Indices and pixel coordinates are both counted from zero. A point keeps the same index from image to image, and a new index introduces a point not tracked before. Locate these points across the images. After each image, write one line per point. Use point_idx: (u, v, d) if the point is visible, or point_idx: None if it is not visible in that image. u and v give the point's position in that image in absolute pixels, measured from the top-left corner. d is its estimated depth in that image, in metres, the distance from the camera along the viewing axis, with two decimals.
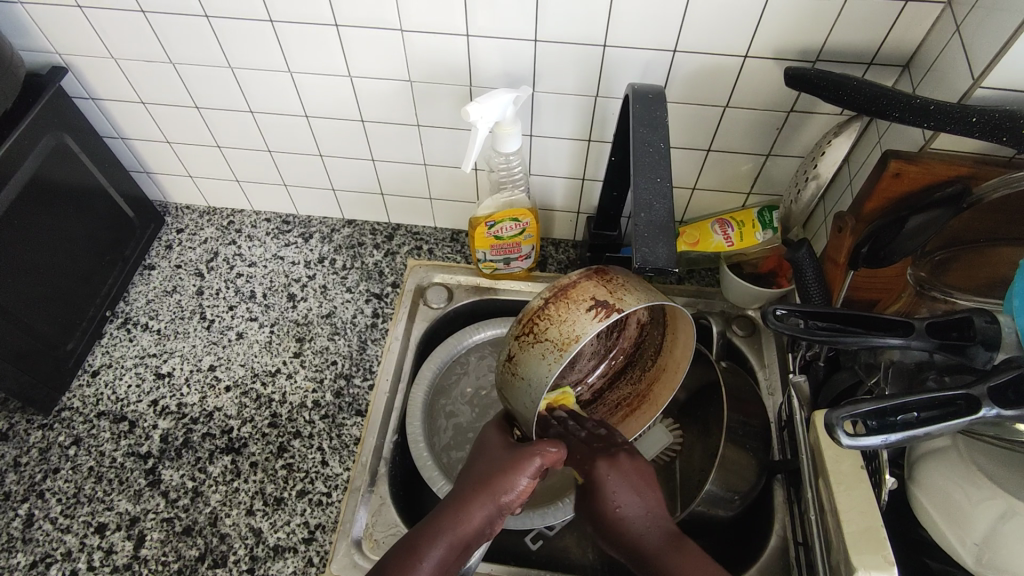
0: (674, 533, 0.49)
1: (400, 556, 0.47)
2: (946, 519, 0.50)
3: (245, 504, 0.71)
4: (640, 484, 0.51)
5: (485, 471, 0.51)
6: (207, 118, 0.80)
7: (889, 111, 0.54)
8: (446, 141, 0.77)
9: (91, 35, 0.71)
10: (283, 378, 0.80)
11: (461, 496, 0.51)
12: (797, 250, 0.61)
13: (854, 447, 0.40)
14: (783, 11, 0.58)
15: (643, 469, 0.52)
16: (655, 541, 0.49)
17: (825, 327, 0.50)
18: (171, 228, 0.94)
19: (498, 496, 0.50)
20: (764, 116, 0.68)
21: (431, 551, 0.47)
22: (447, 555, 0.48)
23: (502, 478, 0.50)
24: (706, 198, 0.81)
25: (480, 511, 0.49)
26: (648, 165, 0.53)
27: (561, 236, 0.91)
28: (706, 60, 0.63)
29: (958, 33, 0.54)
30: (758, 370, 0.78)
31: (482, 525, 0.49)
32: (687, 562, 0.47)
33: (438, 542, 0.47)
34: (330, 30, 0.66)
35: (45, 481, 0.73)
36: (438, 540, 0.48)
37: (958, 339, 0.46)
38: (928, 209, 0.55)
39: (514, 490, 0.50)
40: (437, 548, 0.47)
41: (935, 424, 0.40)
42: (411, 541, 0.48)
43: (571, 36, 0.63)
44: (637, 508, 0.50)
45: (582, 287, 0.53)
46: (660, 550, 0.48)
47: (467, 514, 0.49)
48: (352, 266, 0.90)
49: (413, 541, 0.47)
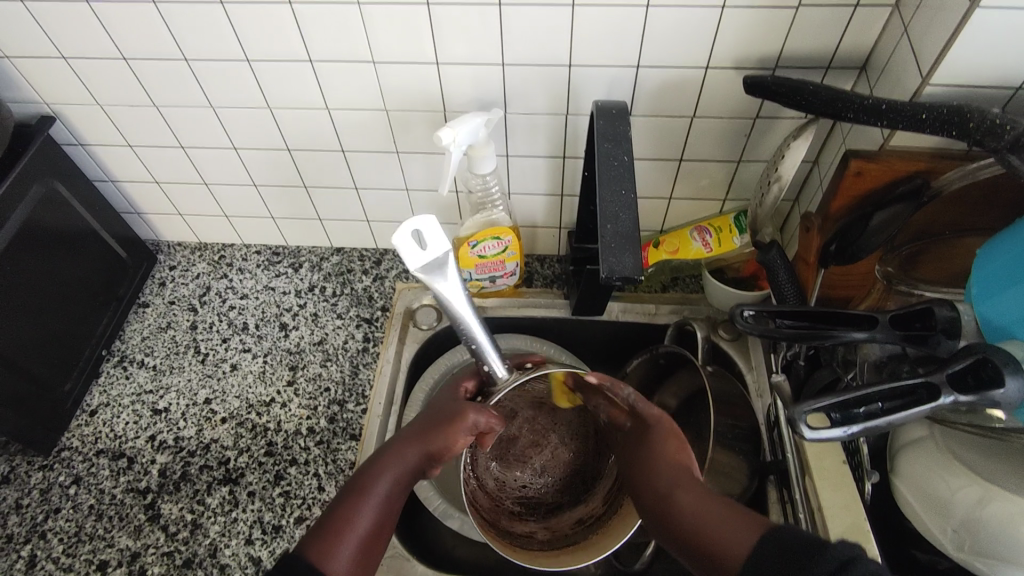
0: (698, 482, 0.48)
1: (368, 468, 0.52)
2: (928, 512, 0.51)
3: (244, 533, 0.72)
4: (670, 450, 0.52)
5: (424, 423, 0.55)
6: (192, 156, 0.82)
7: (844, 112, 0.56)
8: (424, 165, 0.79)
9: (77, 84, 0.73)
10: (277, 407, 0.82)
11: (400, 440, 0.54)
12: (768, 252, 0.63)
13: (814, 440, 0.42)
14: (737, 25, 0.60)
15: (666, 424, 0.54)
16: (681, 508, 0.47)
17: (793, 324, 0.52)
18: (164, 266, 0.96)
19: (434, 438, 0.53)
20: (729, 124, 0.70)
21: (378, 483, 0.51)
22: (392, 490, 0.51)
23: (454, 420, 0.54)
24: (683, 207, 0.83)
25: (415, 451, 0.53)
26: (613, 178, 0.55)
27: (545, 251, 0.93)
28: (669, 74, 0.65)
29: (906, 34, 0.56)
30: (746, 373, 0.78)
31: (426, 457, 0.53)
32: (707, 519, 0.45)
33: (383, 475, 0.51)
34: (305, 66, 0.68)
35: (47, 522, 0.74)
36: (382, 477, 0.51)
37: (920, 331, 0.48)
38: (889, 206, 0.56)
39: (448, 439, 0.53)
40: (381, 483, 0.51)
41: (897, 413, 0.42)
42: (357, 480, 0.51)
43: (537, 59, 0.65)
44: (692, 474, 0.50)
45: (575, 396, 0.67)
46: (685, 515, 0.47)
47: (406, 455, 0.53)
48: (342, 292, 0.91)
49: (360, 480, 0.51)
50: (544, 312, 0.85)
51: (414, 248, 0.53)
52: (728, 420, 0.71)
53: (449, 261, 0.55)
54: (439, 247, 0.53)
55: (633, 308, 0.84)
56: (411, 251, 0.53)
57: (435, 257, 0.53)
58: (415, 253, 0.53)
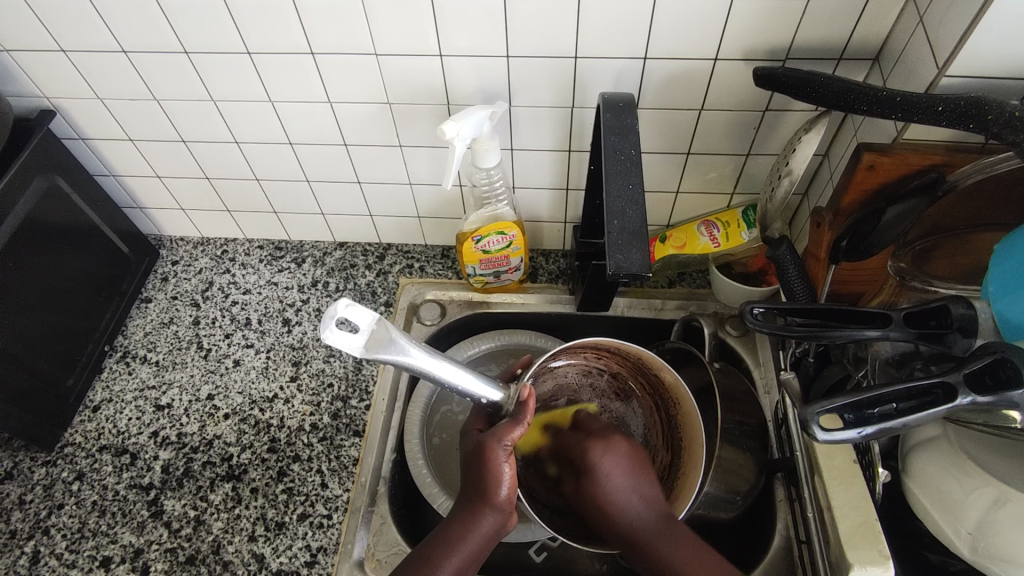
0: (668, 515, 0.54)
1: (435, 543, 0.52)
2: (939, 511, 0.50)
3: (247, 530, 0.72)
4: (633, 474, 0.54)
5: (471, 480, 0.53)
6: (194, 150, 0.81)
7: (858, 105, 0.54)
8: (428, 159, 0.78)
9: (77, 77, 0.72)
10: (280, 403, 0.81)
11: (461, 506, 0.53)
12: (777, 248, 0.61)
13: (828, 443, 0.41)
14: (748, 15, 0.59)
15: (631, 454, 0.55)
16: (649, 530, 0.53)
17: (804, 322, 0.52)
18: (166, 261, 0.95)
19: (487, 497, 0.52)
20: (738, 116, 0.69)
21: (444, 564, 0.51)
22: (466, 561, 0.51)
23: (486, 474, 0.51)
24: (691, 201, 0.81)
25: (479, 518, 0.52)
26: (620, 172, 0.54)
27: (550, 245, 0.92)
28: (676, 66, 0.64)
29: (921, 24, 0.54)
30: (754, 370, 0.77)
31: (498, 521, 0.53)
32: (668, 542, 0.52)
33: (453, 553, 0.51)
34: (307, 58, 0.67)
35: (50, 518, 0.74)
36: (451, 554, 0.51)
37: (936, 328, 0.46)
38: (903, 201, 0.55)
39: (498, 487, 0.52)
40: (451, 559, 0.51)
41: (913, 414, 0.41)
42: (422, 555, 0.52)
43: (542, 50, 0.64)
44: (637, 505, 0.53)
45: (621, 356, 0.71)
46: (654, 535, 0.52)
47: (473, 524, 0.52)
48: (345, 287, 0.91)
49: (428, 555, 0.52)
50: (550, 308, 0.85)
51: (348, 331, 0.44)
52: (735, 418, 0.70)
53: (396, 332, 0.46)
54: (371, 323, 0.44)
55: (639, 304, 0.83)
56: (345, 339, 0.44)
57: (370, 336, 0.44)
58: (350, 337, 0.44)
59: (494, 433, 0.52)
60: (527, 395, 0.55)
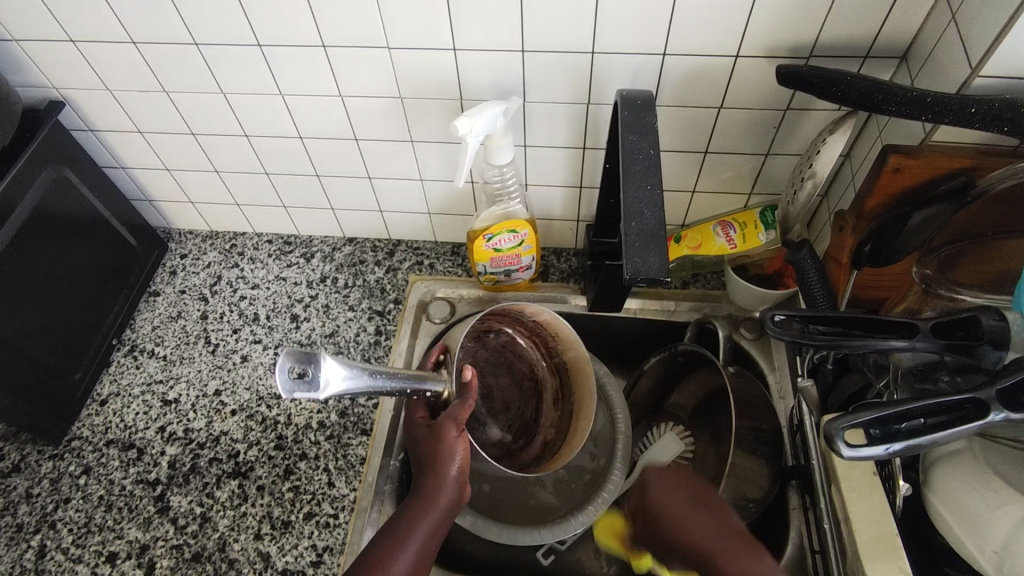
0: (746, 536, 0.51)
1: (402, 514, 0.55)
2: (964, 527, 0.48)
3: (253, 528, 0.71)
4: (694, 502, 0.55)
5: (426, 454, 0.58)
6: (203, 143, 0.81)
7: (886, 105, 0.53)
8: (440, 155, 0.77)
9: (86, 67, 0.71)
10: (287, 400, 0.80)
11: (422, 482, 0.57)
12: (798, 251, 0.59)
13: (853, 459, 0.40)
14: (772, 11, 0.57)
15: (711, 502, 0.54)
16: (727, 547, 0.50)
17: (826, 331, 0.50)
18: (174, 254, 0.95)
19: (442, 469, 0.56)
20: (758, 115, 0.67)
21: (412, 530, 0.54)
22: (433, 528, 0.55)
23: (440, 451, 0.57)
24: (707, 201, 0.79)
25: (439, 489, 0.56)
26: (638, 173, 0.53)
27: (562, 244, 0.90)
28: (696, 63, 0.62)
29: (954, 21, 0.52)
30: (769, 374, 0.76)
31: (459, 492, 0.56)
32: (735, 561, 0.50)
33: (418, 522, 0.54)
34: (318, 51, 0.66)
35: (57, 512, 0.73)
36: (419, 523, 0.54)
37: (965, 339, 0.45)
38: (929, 205, 0.53)
39: (453, 459, 0.56)
40: (419, 527, 0.54)
41: (943, 431, 0.39)
42: (394, 528, 0.54)
43: (558, 45, 0.62)
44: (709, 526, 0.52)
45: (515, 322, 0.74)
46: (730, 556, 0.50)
47: (434, 496, 0.55)
48: (354, 283, 0.90)
49: (394, 525, 0.54)
50: (561, 308, 0.83)
51: (305, 381, 0.43)
52: (749, 423, 0.68)
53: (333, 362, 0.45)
54: (319, 364, 0.44)
55: (652, 305, 0.82)
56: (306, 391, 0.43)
57: (323, 379, 0.44)
58: (312, 387, 0.43)
59: (449, 413, 0.58)
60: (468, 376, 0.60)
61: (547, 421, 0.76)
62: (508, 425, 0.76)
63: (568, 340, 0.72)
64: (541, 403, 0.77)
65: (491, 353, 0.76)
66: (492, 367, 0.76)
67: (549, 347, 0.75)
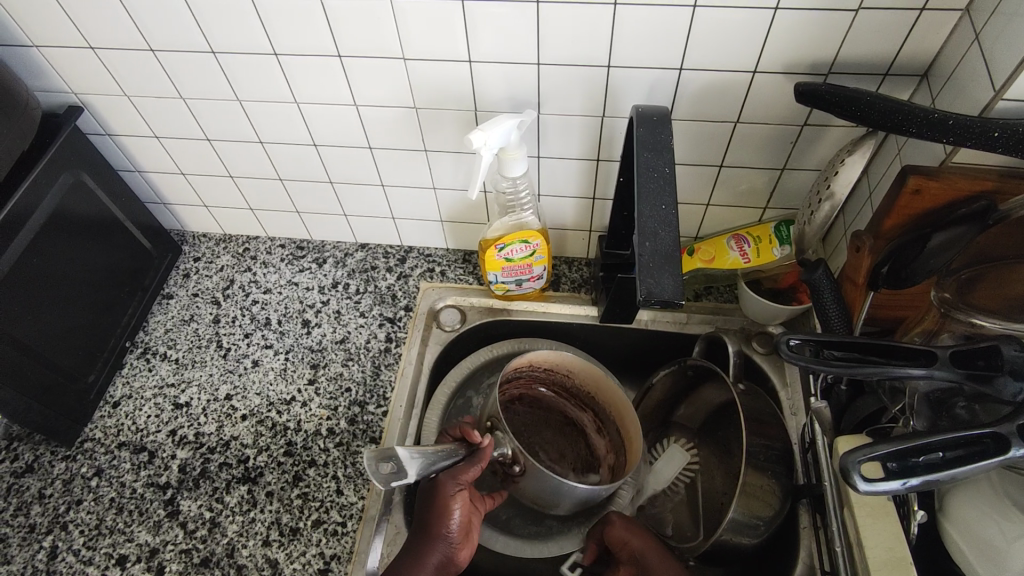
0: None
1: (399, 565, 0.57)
2: (981, 558, 0.48)
3: (262, 534, 0.72)
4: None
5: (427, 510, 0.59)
6: (218, 149, 0.81)
7: (906, 126, 0.52)
8: (453, 164, 0.77)
9: (104, 74, 0.72)
10: (297, 406, 0.81)
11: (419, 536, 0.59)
12: (813, 271, 0.59)
13: (870, 493, 0.39)
14: (791, 28, 0.57)
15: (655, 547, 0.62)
16: None
17: (843, 356, 0.49)
18: (188, 257, 0.95)
19: (440, 528, 0.58)
20: (775, 130, 0.66)
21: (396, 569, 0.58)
22: None
23: (440, 509, 0.58)
24: (721, 214, 0.79)
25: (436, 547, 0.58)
26: (653, 191, 0.52)
27: (573, 254, 0.90)
28: (713, 78, 0.62)
29: (977, 41, 0.52)
30: (780, 390, 0.75)
31: (455, 552, 0.58)
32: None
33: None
34: (333, 60, 0.66)
35: (69, 513, 0.74)
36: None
37: (984, 368, 0.45)
38: (949, 226, 0.53)
39: (452, 520, 0.58)
40: None
41: (961, 466, 0.39)
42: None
43: (574, 58, 0.62)
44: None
45: (527, 373, 0.78)
46: None
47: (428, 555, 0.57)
48: (365, 290, 0.90)
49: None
50: (571, 319, 0.83)
51: (384, 468, 0.54)
52: (761, 440, 0.67)
53: (400, 452, 0.56)
54: (390, 458, 0.54)
55: (664, 317, 0.81)
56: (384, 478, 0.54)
57: (393, 468, 0.54)
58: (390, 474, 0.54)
59: (451, 473, 0.60)
60: (483, 442, 0.62)
61: (603, 451, 0.78)
62: (572, 468, 0.79)
63: (580, 373, 0.76)
64: (590, 439, 0.79)
65: (524, 413, 0.81)
66: (529, 426, 0.80)
67: (566, 387, 0.79)
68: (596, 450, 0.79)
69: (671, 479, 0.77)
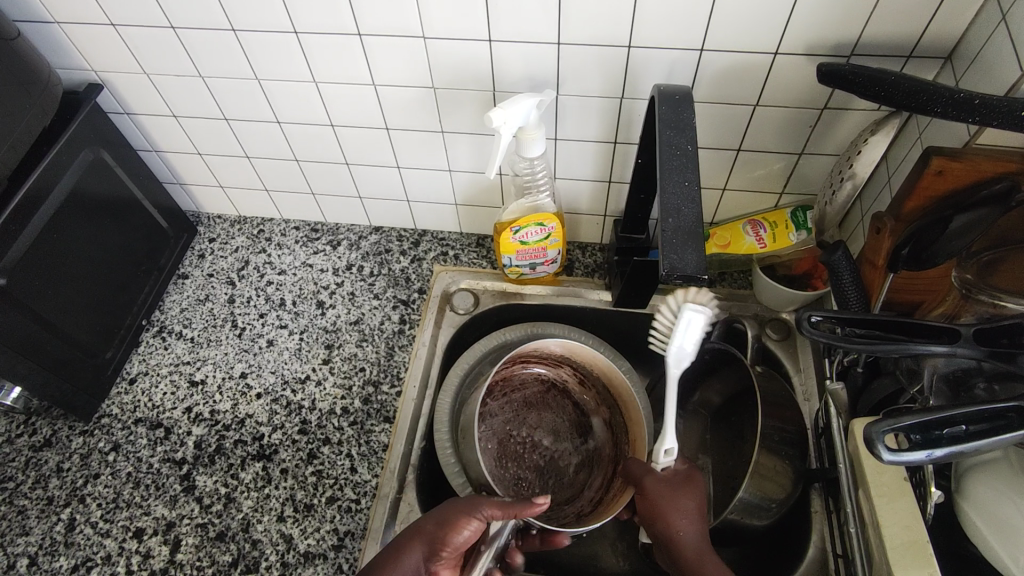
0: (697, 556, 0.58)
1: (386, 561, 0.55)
2: (997, 535, 0.48)
3: (276, 510, 0.72)
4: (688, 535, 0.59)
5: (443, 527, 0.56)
6: (235, 129, 0.81)
7: (931, 107, 0.51)
8: (469, 146, 0.77)
9: (124, 51, 0.72)
10: (312, 385, 0.81)
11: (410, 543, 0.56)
12: (832, 253, 0.59)
13: (895, 464, 0.39)
14: (815, 8, 0.56)
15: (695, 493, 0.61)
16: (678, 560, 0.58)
17: (864, 333, 0.49)
18: (203, 238, 0.96)
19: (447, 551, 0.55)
20: (795, 113, 0.66)
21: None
22: None
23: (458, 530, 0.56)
24: (737, 199, 0.79)
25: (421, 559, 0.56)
26: (674, 169, 0.52)
27: (587, 239, 0.90)
28: (734, 59, 0.62)
29: (1003, 22, 0.51)
30: (794, 375, 0.75)
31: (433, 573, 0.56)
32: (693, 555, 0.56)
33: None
34: (354, 39, 0.66)
35: (86, 486, 0.75)
36: None
37: (1008, 347, 0.45)
38: (972, 208, 0.53)
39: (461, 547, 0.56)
40: None
41: (986, 438, 0.39)
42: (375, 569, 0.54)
43: (595, 38, 0.62)
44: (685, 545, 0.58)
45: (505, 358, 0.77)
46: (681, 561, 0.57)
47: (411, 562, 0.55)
48: (379, 272, 0.90)
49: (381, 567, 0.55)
50: (585, 303, 0.83)
51: None
52: (775, 424, 0.67)
53: None
54: None
55: None
56: None
57: None
58: None
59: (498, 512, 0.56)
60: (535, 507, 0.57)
61: (594, 407, 0.80)
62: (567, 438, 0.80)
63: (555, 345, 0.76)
64: (576, 398, 0.81)
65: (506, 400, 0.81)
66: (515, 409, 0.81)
67: (537, 354, 0.79)
68: (586, 412, 0.81)
69: (697, 344, 0.67)
